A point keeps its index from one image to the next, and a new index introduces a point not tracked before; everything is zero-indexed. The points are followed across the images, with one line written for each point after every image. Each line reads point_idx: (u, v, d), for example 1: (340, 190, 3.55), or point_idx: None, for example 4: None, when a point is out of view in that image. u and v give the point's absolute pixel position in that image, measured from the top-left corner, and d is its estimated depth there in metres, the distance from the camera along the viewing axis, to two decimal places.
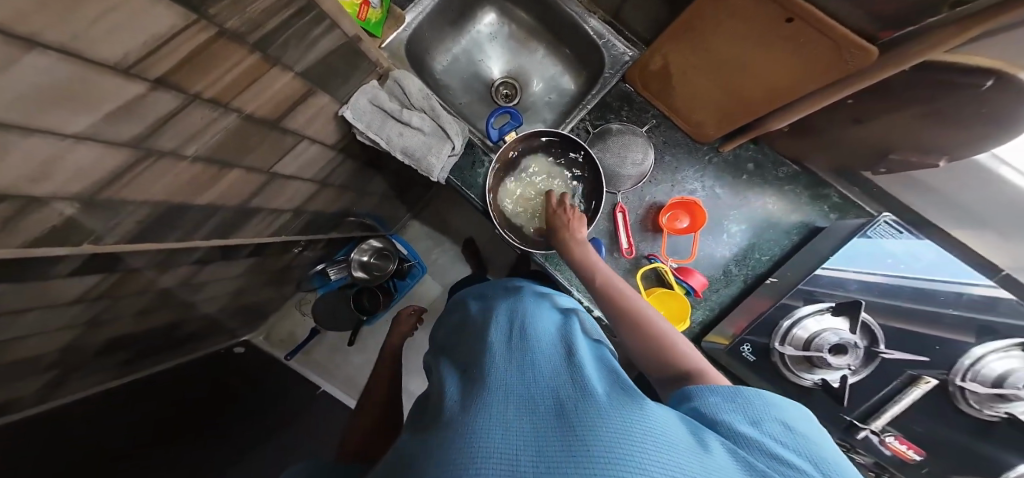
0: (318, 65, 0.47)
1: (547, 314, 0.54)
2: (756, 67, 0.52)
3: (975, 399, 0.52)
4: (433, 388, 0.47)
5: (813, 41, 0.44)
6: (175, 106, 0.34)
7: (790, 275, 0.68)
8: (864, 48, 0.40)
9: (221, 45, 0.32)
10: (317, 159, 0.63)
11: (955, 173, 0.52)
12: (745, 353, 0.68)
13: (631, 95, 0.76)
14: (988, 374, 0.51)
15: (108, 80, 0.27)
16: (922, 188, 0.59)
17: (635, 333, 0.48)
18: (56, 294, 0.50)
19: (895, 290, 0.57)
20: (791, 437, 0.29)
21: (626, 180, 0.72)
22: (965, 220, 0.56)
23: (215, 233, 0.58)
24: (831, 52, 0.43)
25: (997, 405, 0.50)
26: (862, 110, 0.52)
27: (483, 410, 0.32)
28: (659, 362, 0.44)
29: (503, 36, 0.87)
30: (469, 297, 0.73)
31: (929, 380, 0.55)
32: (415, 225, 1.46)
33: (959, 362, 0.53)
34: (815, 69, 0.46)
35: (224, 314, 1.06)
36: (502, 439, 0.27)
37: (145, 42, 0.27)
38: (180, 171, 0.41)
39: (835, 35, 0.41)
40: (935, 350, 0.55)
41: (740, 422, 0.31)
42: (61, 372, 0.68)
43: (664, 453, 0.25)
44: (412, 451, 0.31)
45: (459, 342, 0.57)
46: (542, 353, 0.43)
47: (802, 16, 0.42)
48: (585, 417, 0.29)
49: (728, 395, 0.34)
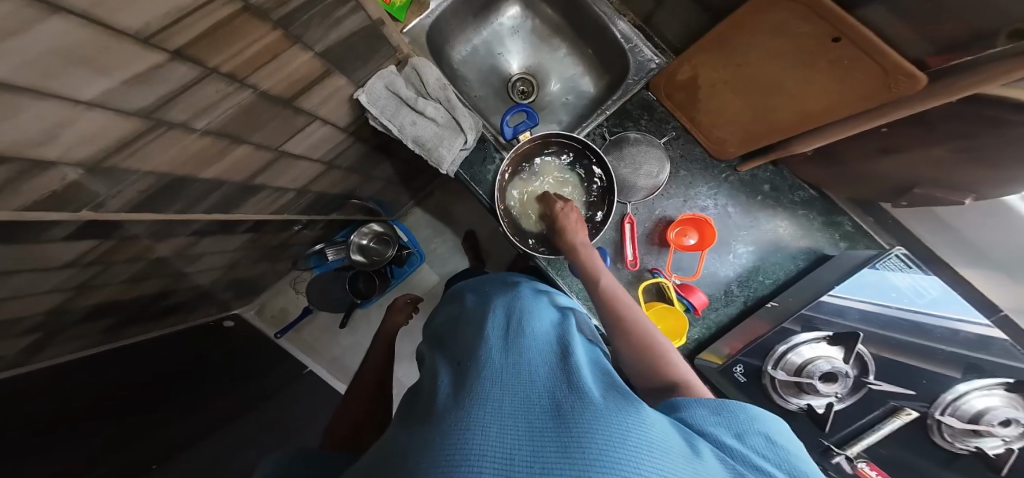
0: (338, 46, 0.45)
1: (545, 312, 0.54)
2: (789, 85, 0.52)
3: (950, 432, 0.52)
4: (425, 381, 0.47)
5: (857, 63, 0.43)
6: (191, 78, 0.32)
7: (791, 300, 0.68)
8: (914, 76, 0.39)
9: (244, 20, 0.31)
10: (328, 140, 0.62)
11: (983, 213, 0.51)
12: (737, 373, 0.71)
13: (653, 103, 0.75)
14: (966, 409, 0.50)
15: (123, 46, 0.26)
16: (945, 224, 0.57)
17: (627, 342, 0.48)
18: (46, 257, 0.49)
19: (893, 323, 0.57)
20: (772, 451, 0.30)
21: (638, 191, 0.72)
22: (978, 258, 0.53)
23: (217, 208, 0.56)
24: (877, 78, 0.42)
25: (969, 439, 0.50)
26: (889, 143, 0.52)
27: (478, 405, 0.31)
28: (649, 372, 0.45)
29: (525, 30, 0.86)
30: (467, 289, 0.72)
31: (910, 412, 0.56)
32: (418, 212, 1.44)
33: (941, 395, 0.52)
34: (857, 93, 0.46)
35: (215, 286, 1.05)
36: (499, 435, 0.27)
37: (165, 12, 0.26)
38: (187, 144, 0.39)
39: (884, 60, 0.40)
40: (921, 384, 0.54)
41: (724, 434, 0.32)
42: (44, 333, 0.67)
43: (660, 457, 0.25)
44: (402, 445, 0.30)
45: (453, 336, 0.56)
46: (538, 352, 0.42)
47: (851, 37, 0.42)
48: (581, 417, 0.29)
49: (713, 407, 0.34)
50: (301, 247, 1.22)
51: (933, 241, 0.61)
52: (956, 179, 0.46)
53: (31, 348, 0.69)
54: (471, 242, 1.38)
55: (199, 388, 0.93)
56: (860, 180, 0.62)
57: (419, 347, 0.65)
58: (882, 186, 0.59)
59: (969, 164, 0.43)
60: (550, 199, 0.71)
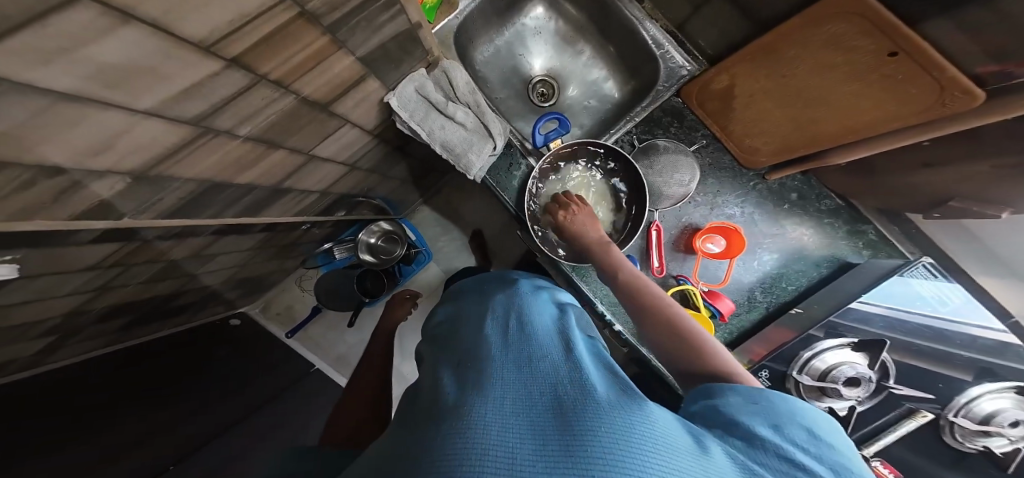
0: (377, 50, 0.45)
1: (544, 307, 0.54)
2: (838, 98, 0.54)
3: (961, 432, 0.56)
4: (425, 378, 0.46)
5: (912, 78, 0.45)
6: (242, 85, 0.32)
7: (814, 308, 0.70)
8: (970, 92, 0.41)
9: (298, 25, 0.31)
10: (354, 143, 0.61)
11: (1011, 226, 0.51)
12: (762, 377, 0.71)
13: (683, 111, 0.77)
14: (977, 412, 0.54)
15: (184, 56, 0.25)
16: (970, 237, 0.58)
17: (655, 331, 0.49)
18: (74, 262, 0.48)
19: (917, 329, 0.59)
20: (815, 446, 0.30)
21: (666, 199, 0.73)
22: (995, 268, 0.55)
23: (245, 212, 0.56)
24: (930, 94, 0.44)
25: (977, 439, 0.55)
26: (926, 158, 0.53)
27: (479, 403, 0.31)
28: (681, 358, 0.45)
29: (549, 31, 0.85)
30: (466, 287, 0.72)
31: (926, 415, 0.60)
32: (425, 210, 1.43)
33: (955, 398, 0.56)
34: (908, 108, 0.47)
35: (225, 286, 1.03)
36: (500, 430, 0.28)
37: (231, 20, 0.25)
38: (229, 150, 0.39)
39: (942, 75, 0.42)
40: (938, 387, 0.58)
41: (760, 425, 0.31)
42: (58, 335, 0.66)
43: (664, 455, 0.25)
44: (403, 445, 0.30)
45: (453, 331, 0.55)
46: (539, 348, 0.42)
47: (909, 51, 0.43)
48: (584, 415, 0.29)
49: (750, 396, 0.35)
50: (309, 247, 1.21)
51: (956, 250, 0.61)
52: (993, 193, 0.47)
53: (46, 350, 0.68)
54: (478, 242, 1.37)
55: (209, 388, 0.92)
56: (886, 188, 0.63)
57: (417, 348, 0.63)
58: (918, 196, 0.60)
59: (1013, 174, 0.43)
60: (552, 209, 0.72)
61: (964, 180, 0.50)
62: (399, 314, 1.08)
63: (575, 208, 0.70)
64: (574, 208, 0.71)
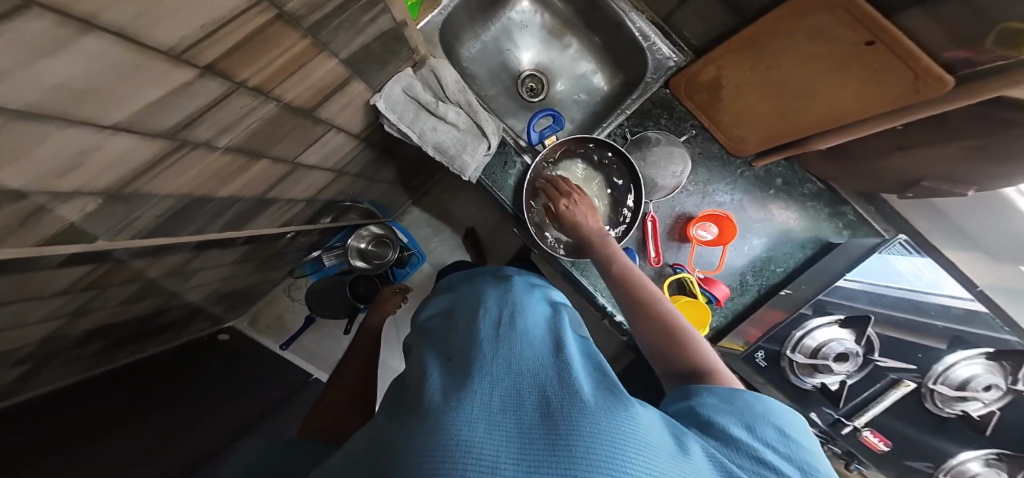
0: (360, 52, 0.43)
1: (537, 305, 0.53)
2: (821, 89, 0.54)
3: (941, 399, 0.61)
4: (411, 370, 0.45)
5: (888, 66, 0.46)
6: (219, 94, 0.30)
7: (803, 288, 0.70)
8: (942, 79, 0.42)
9: (277, 28, 0.29)
10: (340, 149, 0.59)
11: (978, 207, 0.57)
12: (758, 359, 0.73)
13: (672, 102, 0.76)
14: (954, 378, 0.59)
15: (156, 66, 0.23)
16: (941, 217, 0.64)
17: (646, 326, 0.48)
18: (45, 287, 0.46)
19: (897, 303, 0.62)
20: (785, 444, 0.30)
21: (661, 190, 0.74)
22: (963, 242, 0.62)
23: (229, 225, 0.54)
24: (906, 82, 0.45)
25: (956, 404, 0.59)
26: (900, 141, 0.55)
27: (465, 399, 0.31)
28: (671, 358, 0.44)
29: (535, 25, 0.84)
30: (455, 281, 0.71)
31: (908, 384, 0.63)
32: (415, 212, 1.40)
33: (933, 367, 0.60)
34: (886, 96, 0.48)
35: (210, 301, 1.00)
36: (484, 429, 0.27)
37: (203, 25, 0.23)
38: (210, 162, 0.37)
39: (917, 64, 0.43)
40: (917, 357, 0.62)
41: (734, 425, 0.32)
42: (34, 363, 0.63)
43: (647, 456, 0.25)
44: (386, 438, 0.29)
45: (443, 327, 0.54)
46: (528, 345, 0.41)
47: (886, 41, 0.44)
48: (570, 414, 0.28)
49: (724, 397, 0.35)
50: (296, 256, 1.17)
51: (929, 229, 0.68)
52: (968, 175, 0.50)
53: (25, 379, 0.65)
54: (471, 240, 1.36)
55: (204, 403, 0.90)
56: (867, 174, 0.64)
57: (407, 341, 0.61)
58: (892, 179, 0.62)
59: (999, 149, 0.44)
60: (552, 196, 0.68)
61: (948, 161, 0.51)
62: (389, 306, 1.04)
63: (574, 197, 0.67)
64: (575, 197, 0.67)
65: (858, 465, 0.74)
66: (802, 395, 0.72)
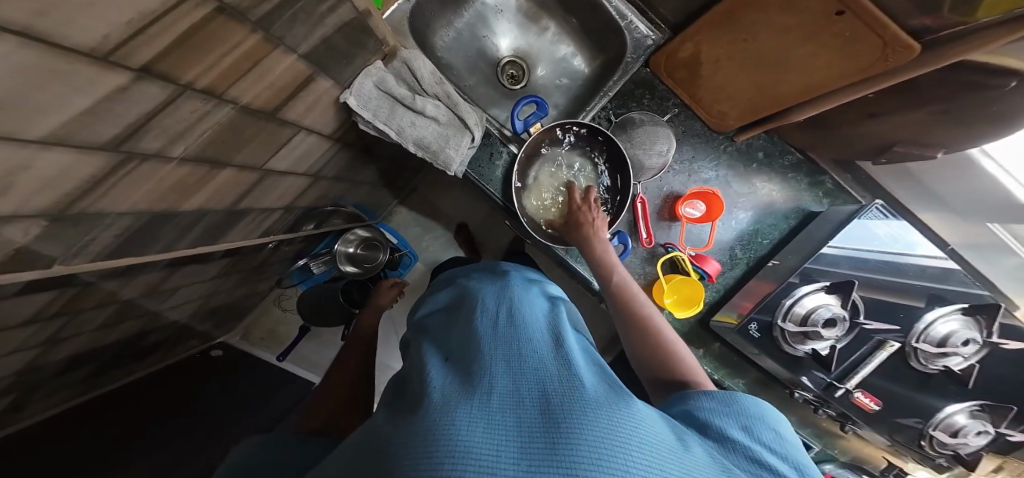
0: (321, 46, 0.41)
1: (536, 300, 0.52)
2: (794, 61, 0.53)
3: (925, 357, 0.63)
4: (411, 366, 0.43)
5: (857, 35, 0.46)
6: (162, 100, 0.28)
7: (790, 258, 0.70)
8: (909, 47, 0.43)
9: (220, 23, 0.27)
10: (312, 151, 0.57)
11: (944, 169, 0.59)
12: (752, 330, 0.71)
13: (653, 82, 0.75)
14: (936, 335, 0.62)
15: (81, 71, 0.21)
16: (909, 180, 0.66)
17: (636, 332, 0.48)
18: (7, 318, 0.43)
19: (875, 266, 0.64)
20: (776, 443, 0.30)
21: (648, 171, 0.72)
22: (931, 204, 0.65)
23: (202, 239, 0.52)
24: (875, 50, 0.46)
25: (938, 360, 0.63)
26: (871, 109, 0.56)
27: (466, 399, 0.29)
28: (656, 367, 0.44)
29: (510, 9, 0.81)
30: (455, 277, 0.69)
31: (893, 344, 0.64)
32: (402, 211, 1.37)
33: (915, 326, 0.63)
34: (854, 65, 0.49)
35: (195, 319, 0.96)
36: (483, 428, 0.25)
37: (130, 21, 0.21)
38: (166, 174, 0.35)
39: (885, 32, 0.43)
40: (900, 317, 0.63)
41: (730, 426, 0.31)
42: (11, 396, 0.60)
43: (649, 452, 0.24)
44: (381, 437, 0.28)
45: (442, 324, 0.52)
46: (529, 340, 0.40)
47: (854, 9, 0.43)
48: (572, 411, 0.26)
49: (721, 399, 0.34)
50: (281, 266, 1.11)
51: (904, 195, 0.70)
52: (935, 137, 0.51)
53: (9, 412, 0.63)
54: (463, 235, 1.33)
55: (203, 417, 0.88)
56: (847, 143, 0.65)
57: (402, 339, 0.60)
58: (866, 145, 0.62)
59: (978, 109, 0.44)
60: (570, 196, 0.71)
61: (924, 125, 0.51)
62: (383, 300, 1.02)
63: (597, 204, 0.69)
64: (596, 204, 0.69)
65: (852, 426, 0.73)
66: (795, 362, 0.71)
